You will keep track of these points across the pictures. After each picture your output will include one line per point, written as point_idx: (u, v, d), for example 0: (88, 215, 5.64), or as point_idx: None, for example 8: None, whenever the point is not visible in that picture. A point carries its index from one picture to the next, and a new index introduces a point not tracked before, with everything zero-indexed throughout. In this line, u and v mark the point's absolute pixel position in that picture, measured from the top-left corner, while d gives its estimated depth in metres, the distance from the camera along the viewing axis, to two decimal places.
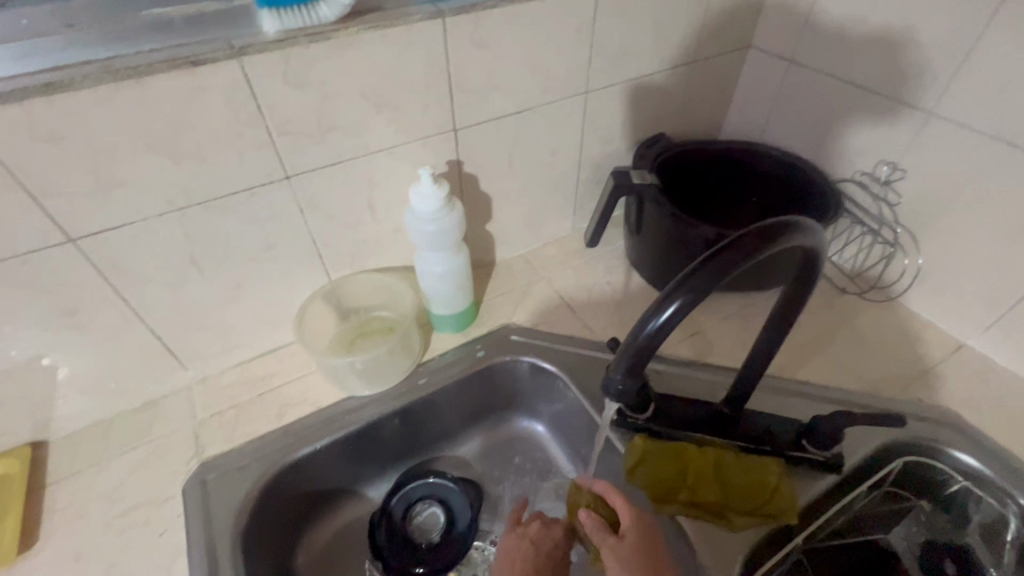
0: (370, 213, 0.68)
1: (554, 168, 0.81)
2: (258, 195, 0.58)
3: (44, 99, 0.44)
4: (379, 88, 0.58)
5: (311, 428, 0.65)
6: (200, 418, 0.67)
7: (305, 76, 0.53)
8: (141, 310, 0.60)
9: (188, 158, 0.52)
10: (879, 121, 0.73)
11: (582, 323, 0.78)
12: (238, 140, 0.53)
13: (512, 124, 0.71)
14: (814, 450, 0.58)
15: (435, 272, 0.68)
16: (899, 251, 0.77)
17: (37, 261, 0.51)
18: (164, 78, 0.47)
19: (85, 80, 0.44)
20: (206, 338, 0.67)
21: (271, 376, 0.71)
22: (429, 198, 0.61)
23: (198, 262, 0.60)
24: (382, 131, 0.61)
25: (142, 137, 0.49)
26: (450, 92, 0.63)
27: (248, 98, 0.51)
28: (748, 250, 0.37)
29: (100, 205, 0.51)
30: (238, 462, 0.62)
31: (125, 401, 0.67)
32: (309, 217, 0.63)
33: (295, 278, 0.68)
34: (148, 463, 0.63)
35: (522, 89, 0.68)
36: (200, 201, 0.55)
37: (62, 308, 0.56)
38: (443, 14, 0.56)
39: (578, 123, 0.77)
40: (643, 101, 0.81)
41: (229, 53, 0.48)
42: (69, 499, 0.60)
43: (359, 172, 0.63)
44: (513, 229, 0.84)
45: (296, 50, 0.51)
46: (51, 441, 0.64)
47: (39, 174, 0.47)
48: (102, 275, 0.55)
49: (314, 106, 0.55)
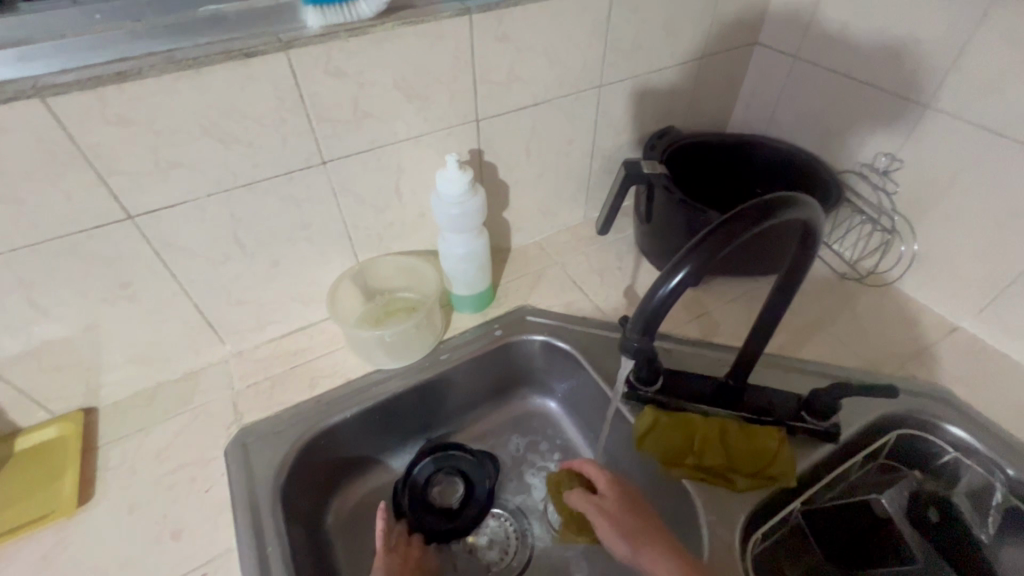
0: (398, 198, 0.72)
1: (568, 158, 0.85)
2: (297, 178, 0.63)
3: (115, 87, 0.48)
4: (410, 80, 0.62)
5: (342, 397, 0.70)
6: (238, 388, 0.71)
7: (344, 68, 0.57)
8: (188, 285, 0.65)
9: (237, 143, 0.57)
10: (878, 114, 0.77)
11: (594, 305, 0.82)
12: (282, 127, 0.58)
13: (530, 115, 0.75)
14: (813, 420, 0.62)
15: (457, 254, 0.73)
16: (897, 238, 0.81)
17: (100, 236, 0.56)
18: (220, 68, 0.51)
19: (151, 70, 0.49)
20: (244, 314, 0.72)
21: (302, 350, 0.76)
22: (454, 182, 0.65)
23: (240, 241, 0.64)
24: (411, 120, 0.66)
25: (198, 122, 0.54)
26: (474, 84, 0.67)
27: (293, 87, 0.56)
28: (751, 221, 0.41)
29: (158, 185, 0.56)
30: (274, 427, 0.67)
31: (168, 372, 0.72)
32: (342, 200, 0.68)
33: (327, 258, 0.73)
34: (192, 428, 0.68)
35: (540, 81, 0.72)
36: (245, 183, 0.60)
37: (118, 281, 0.60)
38: (470, 11, 0.61)
39: (592, 115, 0.82)
40: (654, 95, 0.85)
41: (278, 46, 0.53)
42: (120, 458, 0.65)
43: (388, 159, 0.68)
44: (528, 216, 0.89)
45: (338, 43, 0.55)
46: (101, 407, 0.70)
47: (107, 155, 0.52)
48: (155, 251, 0.60)
49: (351, 96, 0.60)
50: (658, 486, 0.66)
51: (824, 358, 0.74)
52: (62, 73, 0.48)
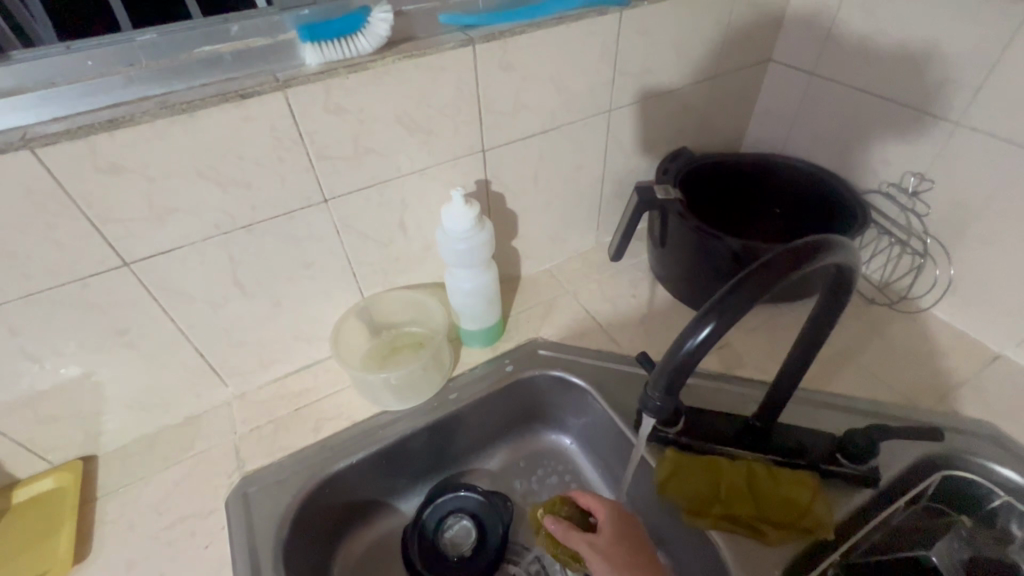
0: (402, 232, 0.70)
1: (578, 184, 0.82)
2: (298, 218, 0.61)
3: (107, 134, 0.47)
4: (413, 113, 0.60)
5: (347, 442, 0.67)
6: (240, 432, 0.69)
7: (344, 105, 0.55)
8: (187, 329, 0.63)
9: (235, 185, 0.55)
10: (904, 131, 0.73)
11: (607, 336, 0.79)
12: (281, 166, 0.56)
13: (537, 143, 0.73)
14: (848, 464, 0.58)
15: (464, 289, 0.70)
16: (929, 262, 0.76)
17: (94, 284, 0.54)
18: (215, 111, 0.50)
19: (143, 116, 0.47)
20: (246, 355, 0.69)
21: (307, 391, 0.73)
22: (460, 217, 0.62)
23: (241, 282, 0.62)
24: (415, 153, 0.63)
25: (194, 166, 0.52)
26: (479, 114, 0.65)
27: (291, 126, 0.54)
28: (785, 268, 0.38)
29: (154, 231, 0.54)
30: (277, 475, 0.64)
31: (169, 416, 0.70)
32: (345, 237, 0.66)
33: (330, 296, 0.70)
34: (192, 476, 0.65)
35: (547, 108, 0.70)
36: (244, 224, 0.58)
37: (116, 327, 0.58)
38: (473, 41, 0.59)
39: (601, 140, 0.79)
40: (665, 117, 0.83)
41: (275, 86, 0.51)
42: (118, 511, 0.62)
43: (392, 194, 0.65)
44: (538, 244, 0.86)
45: (337, 80, 0.53)
46: (100, 455, 0.67)
47: (100, 203, 0.50)
48: (153, 296, 0.58)
49: (352, 132, 0.58)
50: (682, 536, 0.62)
51: (855, 391, 0.69)
52: (52, 121, 0.47)
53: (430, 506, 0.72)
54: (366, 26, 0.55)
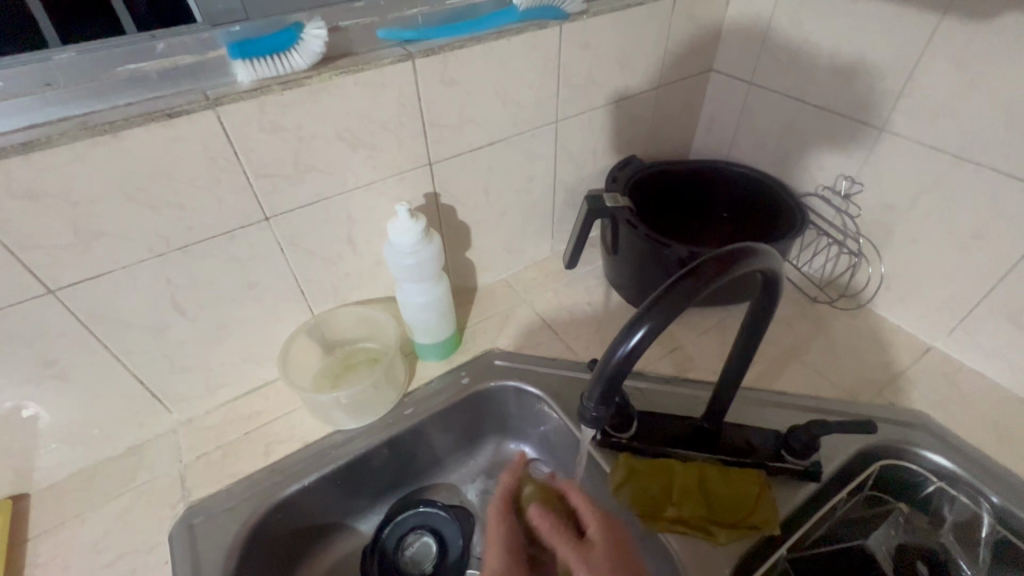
0: (351, 248, 0.69)
1: (530, 194, 0.83)
2: (238, 237, 0.59)
3: (22, 158, 0.45)
4: (355, 130, 0.60)
5: (299, 464, 0.65)
6: (186, 460, 0.66)
7: (281, 123, 0.54)
8: (124, 356, 0.60)
9: (168, 207, 0.53)
10: (834, 137, 0.77)
11: (563, 343, 0.80)
12: (216, 186, 0.54)
13: (486, 155, 0.73)
14: (793, 460, 0.60)
15: (416, 303, 0.69)
16: (864, 261, 0.80)
17: (18, 314, 0.51)
18: (141, 132, 0.48)
19: (61, 138, 0.45)
20: (190, 380, 0.67)
21: (257, 414, 0.71)
22: (407, 232, 0.61)
23: (180, 305, 0.60)
24: (359, 168, 0.63)
25: (122, 189, 0.50)
26: (424, 128, 0.65)
27: (225, 145, 0.53)
28: (711, 275, 0.39)
29: (81, 256, 0.51)
30: (225, 504, 0.62)
31: (109, 448, 0.66)
32: (290, 255, 0.64)
33: (279, 315, 0.69)
34: (135, 509, 0.62)
35: (493, 120, 0.70)
36: (180, 246, 0.56)
37: (43, 359, 0.55)
38: (413, 56, 0.59)
39: (550, 150, 0.80)
40: (613, 126, 0.84)
41: (204, 104, 0.50)
42: (52, 552, 0.59)
43: (337, 210, 0.64)
44: (493, 255, 0.86)
45: (272, 98, 0.53)
46: (32, 493, 0.64)
47: (18, 230, 0.47)
48: (83, 323, 0.55)
49: (292, 149, 0.57)
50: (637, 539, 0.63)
51: (800, 387, 0.72)
52: None
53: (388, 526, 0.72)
54: (300, 42, 0.54)
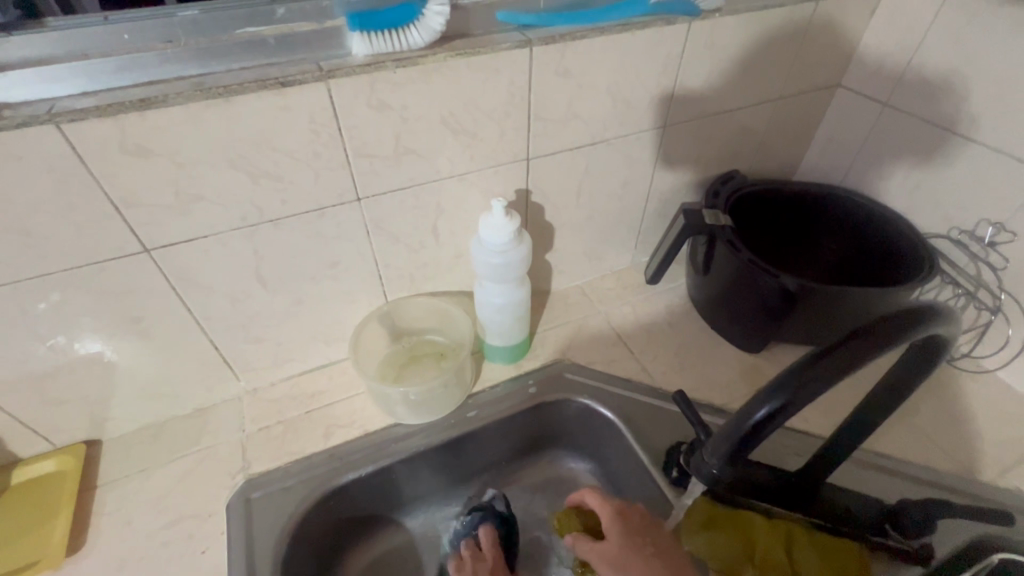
0: (434, 237, 0.66)
1: (621, 201, 0.78)
2: (328, 215, 0.57)
3: (137, 114, 0.44)
4: (460, 116, 0.56)
5: (357, 453, 0.64)
6: (249, 431, 0.66)
7: (388, 101, 0.52)
8: (204, 321, 0.60)
9: (266, 177, 0.51)
10: (985, 174, 0.67)
11: (638, 364, 0.74)
12: (315, 161, 0.52)
13: (584, 155, 0.68)
14: (897, 538, 0.54)
15: (495, 304, 0.66)
16: (1000, 320, 0.70)
17: (113, 269, 0.51)
18: (253, 97, 0.46)
19: (177, 98, 0.44)
20: (261, 351, 0.66)
21: (320, 393, 0.70)
22: (499, 231, 0.58)
23: (264, 277, 0.59)
24: (456, 157, 0.59)
25: (225, 155, 0.48)
26: (528, 121, 0.61)
27: (331, 120, 0.50)
28: (882, 340, 0.33)
29: (178, 218, 0.51)
30: (283, 482, 0.61)
31: (177, 407, 0.67)
32: (374, 238, 0.62)
33: (354, 297, 0.67)
34: (196, 473, 0.62)
35: (600, 119, 0.65)
36: (272, 218, 0.55)
37: (130, 315, 0.56)
38: (531, 43, 0.55)
39: (651, 156, 0.74)
40: (722, 136, 0.77)
41: (318, 75, 0.48)
42: (117, 504, 0.60)
43: (428, 197, 0.62)
44: (572, 260, 0.82)
45: (384, 75, 0.50)
46: (105, 440, 0.65)
47: (124, 186, 0.47)
48: (171, 285, 0.55)
49: (395, 130, 0.54)
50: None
51: (911, 453, 0.63)
52: (81, 96, 0.44)
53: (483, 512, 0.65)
54: (421, 18, 0.50)
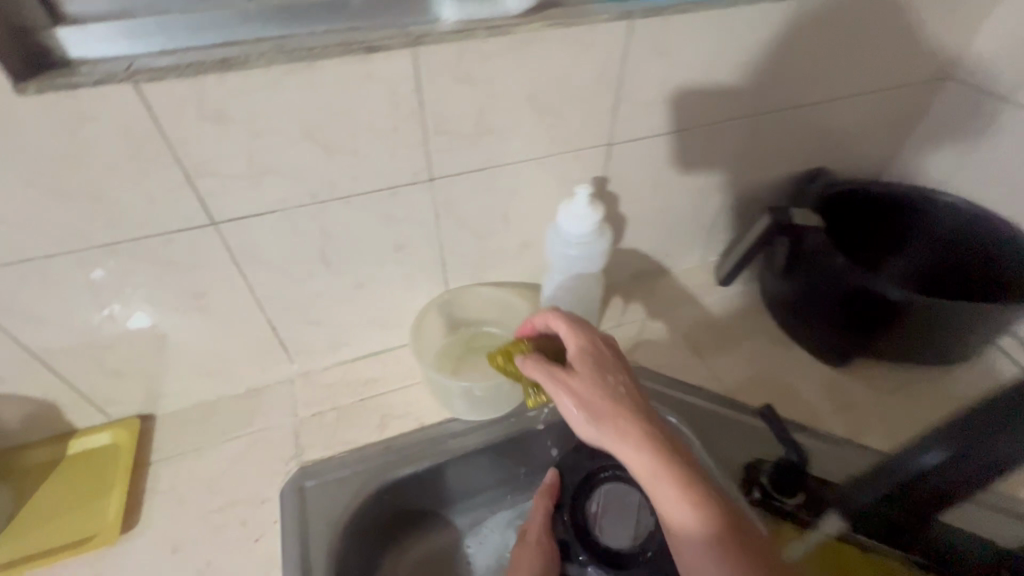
0: (503, 224, 0.62)
1: (700, 194, 0.72)
2: (399, 195, 0.54)
3: (217, 76, 0.41)
4: (546, 92, 0.52)
5: (412, 447, 0.61)
6: (302, 416, 0.64)
7: (475, 73, 0.47)
8: (264, 299, 0.57)
9: (341, 151, 0.48)
10: None
11: (710, 371, 0.69)
12: (393, 135, 0.49)
13: (668, 142, 0.63)
14: None
15: (566, 299, 0.62)
16: None
17: (180, 241, 0.49)
18: (336, 63, 0.43)
19: (258, 60, 0.41)
20: (317, 333, 0.64)
21: (374, 381, 0.67)
22: (581, 220, 0.54)
23: (328, 257, 0.56)
24: (537, 138, 0.55)
25: (302, 125, 0.45)
26: (617, 101, 0.56)
27: (413, 91, 0.46)
28: None
29: (248, 191, 0.48)
30: (337, 472, 0.59)
31: (230, 386, 0.65)
32: (443, 221, 0.58)
33: (416, 283, 0.64)
34: (250, 456, 0.60)
35: (691, 103, 0.60)
36: (343, 195, 0.51)
37: (193, 290, 0.54)
38: (632, 15, 0.49)
39: (738, 146, 0.68)
40: (816, 129, 0.71)
41: (405, 41, 0.44)
42: (171, 482, 0.58)
43: (502, 180, 0.57)
44: (641, 255, 0.76)
45: (474, 44, 0.45)
46: (158, 415, 0.63)
47: (197, 154, 0.44)
48: (235, 261, 0.53)
49: (478, 106, 0.50)
50: None
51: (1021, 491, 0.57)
52: (159, 55, 0.41)
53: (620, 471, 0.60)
54: None
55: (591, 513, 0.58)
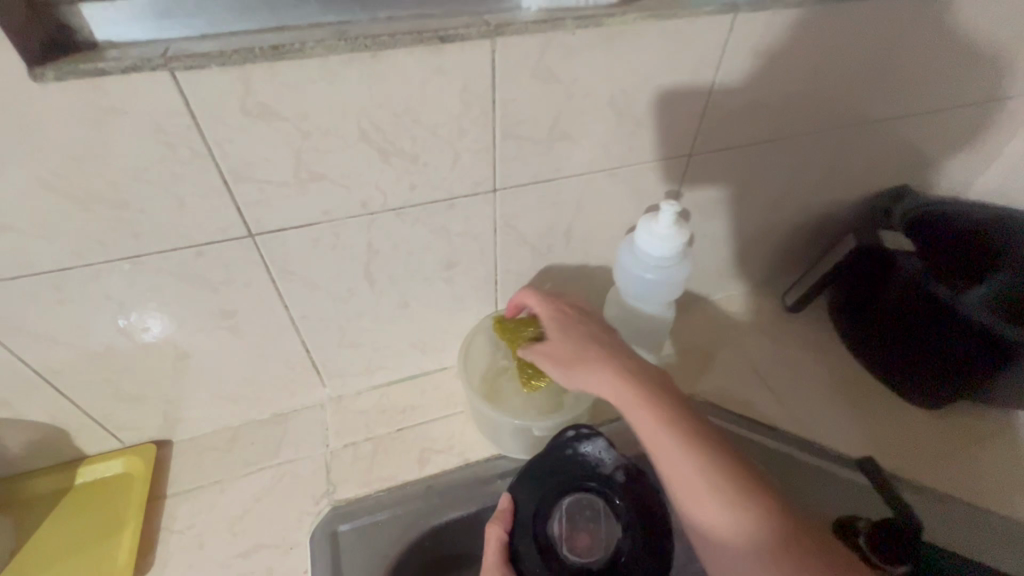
0: (565, 240, 0.55)
1: (775, 211, 0.65)
2: (457, 207, 0.47)
3: (268, 66, 0.34)
4: (631, 94, 0.45)
5: (457, 488, 0.54)
6: (333, 447, 0.57)
7: (557, 71, 0.41)
8: (299, 318, 0.51)
9: (400, 156, 0.42)
10: None
11: (784, 408, 0.62)
12: (459, 139, 0.42)
13: (752, 154, 0.56)
14: None
15: (633, 325, 0.55)
16: None
17: (212, 254, 0.43)
18: (404, 54, 0.36)
19: (317, 48, 0.35)
20: (354, 356, 0.57)
21: (412, 409, 0.61)
22: (664, 240, 0.47)
23: (372, 274, 0.50)
24: (614, 147, 0.49)
25: (360, 126, 0.39)
26: (705, 106, 0.49)
27: (486, 89, 0.40)
28: None
29: (292, 198, 0.42)
30: (374, 514, 0.52)
31: (255, 411, 0.59)
32: (501, 236, 0.52)
33: (465, 303, 0.57)
34: (276, 492, 0.54)
35: (783, 111, 0.53)
36: (396, 205, 0.45)
37: (222, 308, 0.47)
38: (737, 9, 0.43)
39: (824, 160, 0.61)
40: (909, 143, 0.64)
41: (484, 30, 0.37)
42: (188, 520, 0.52)
43: (571, 192, 0.51)
44: (704, 276, 0.70)
45: (561, 36, 0.39)
46: (175, 441, 0.57)
47: (238, 155, 0.38)
48: (271, 277, 0.47)
49: (556, 108, 0.43)
50: None
51: None
52: (202, 40, 0.35)
53: (590, 483, 0.50)
54: None
55: (555, 534, 0.49)
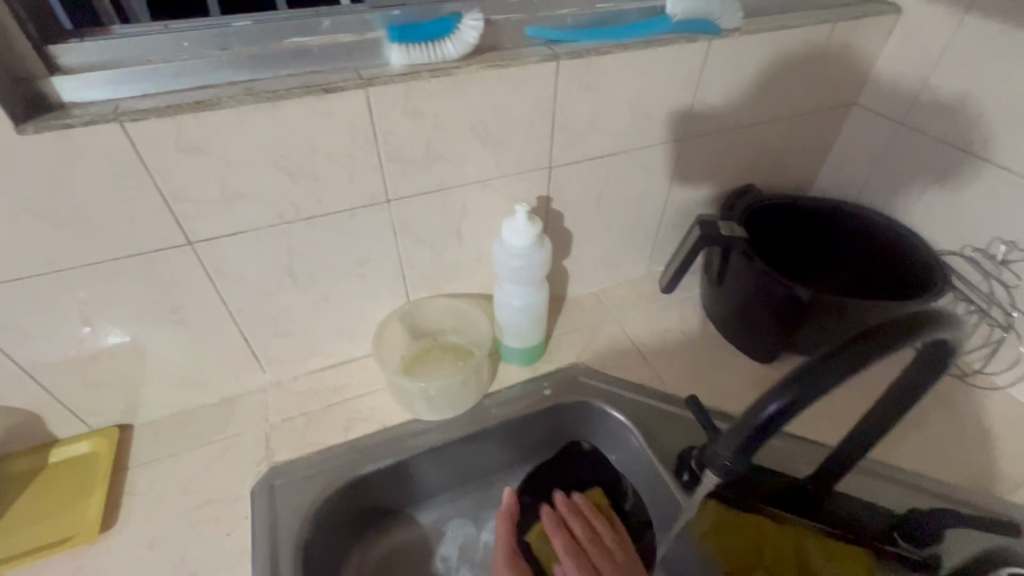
0: (457, 240, 0.69)
1: (638, 210, 0.80)
2: (358, 215, 0.60)
3: (192, 115, 0.47)
4: (487, 123, 0.59)
5: (376, 446, 0.66)
6: (272, 422, 0.68)
7: (421, 108, 0.55)
8: (236, 312, 0.63)
9: (304, 177, 0.54)
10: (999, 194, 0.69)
11: (651, 370, 0.76)
12: (351, 162, 0.55)
13: (604, 165, 0.70)
14: (906, 546, 0.56)
15: (514, 305, 0.68)
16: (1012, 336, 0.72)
17: (159, 260, 0.55)
18: (296, 102, 0.49)
19: (228, 101, 0.47)
20: (287, 344, 0.69)
21: (341, 388, 0.72)
22: (520, 233, 0.61)
23: (295, 273, 0.62)
24: (482, 163, 0.62)
25: (269, 156, 0.52)
26: (552, 130, 0.63)
27: (366, 124, 0.53)
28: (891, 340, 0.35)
29: (220, 213, 0.54)
30: (305, 471, 0.63)
31: (205, 396, 0.69)
32: (400, 238, 0.65)
33: (378, 295, 0.70)
34: (223, 459, 0.65)
35: (620, 131, 0.68)
36: (307, 216, 0.57)
37: (170, 305, 0.59)
38: (558, 57, 0.57)
39: (669, 168, 0.76)
40: (740, 150, 0.79)
41: (358, 83, 0.51)
42: (147, 486, 0.62)
43: (453, 200, 0.64)
44: (589, 267, 0.84)
45: (419, 83, 0.53)
46: (135, 425, 0.68)
47: (174, 182, 0.50)
48: (209, 278, 0.58)
49: (427, 136, 0.57)
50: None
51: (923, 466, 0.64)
52: (143, 98, 0.47)
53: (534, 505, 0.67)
54: (457, 31, 0.54)
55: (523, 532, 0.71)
